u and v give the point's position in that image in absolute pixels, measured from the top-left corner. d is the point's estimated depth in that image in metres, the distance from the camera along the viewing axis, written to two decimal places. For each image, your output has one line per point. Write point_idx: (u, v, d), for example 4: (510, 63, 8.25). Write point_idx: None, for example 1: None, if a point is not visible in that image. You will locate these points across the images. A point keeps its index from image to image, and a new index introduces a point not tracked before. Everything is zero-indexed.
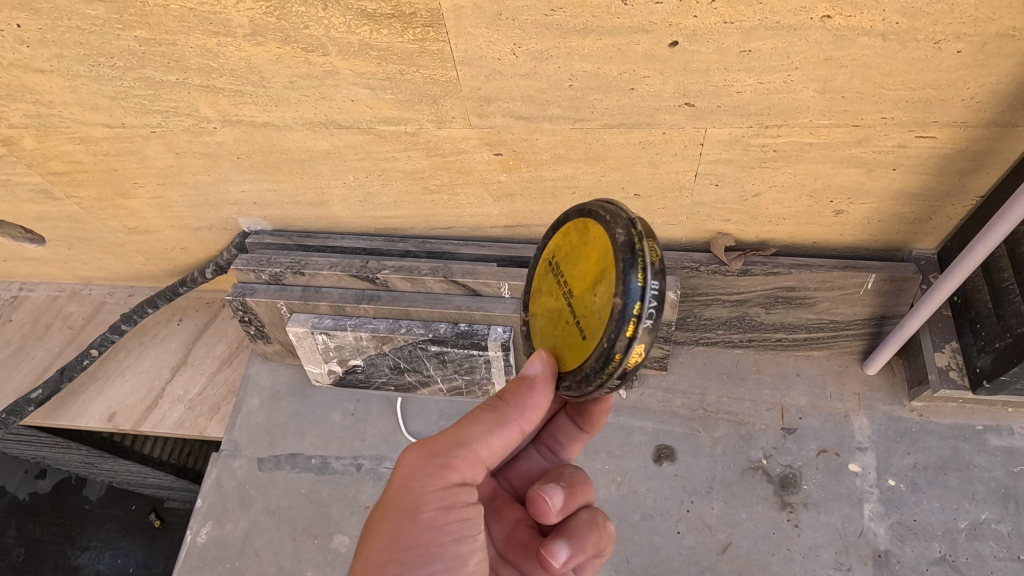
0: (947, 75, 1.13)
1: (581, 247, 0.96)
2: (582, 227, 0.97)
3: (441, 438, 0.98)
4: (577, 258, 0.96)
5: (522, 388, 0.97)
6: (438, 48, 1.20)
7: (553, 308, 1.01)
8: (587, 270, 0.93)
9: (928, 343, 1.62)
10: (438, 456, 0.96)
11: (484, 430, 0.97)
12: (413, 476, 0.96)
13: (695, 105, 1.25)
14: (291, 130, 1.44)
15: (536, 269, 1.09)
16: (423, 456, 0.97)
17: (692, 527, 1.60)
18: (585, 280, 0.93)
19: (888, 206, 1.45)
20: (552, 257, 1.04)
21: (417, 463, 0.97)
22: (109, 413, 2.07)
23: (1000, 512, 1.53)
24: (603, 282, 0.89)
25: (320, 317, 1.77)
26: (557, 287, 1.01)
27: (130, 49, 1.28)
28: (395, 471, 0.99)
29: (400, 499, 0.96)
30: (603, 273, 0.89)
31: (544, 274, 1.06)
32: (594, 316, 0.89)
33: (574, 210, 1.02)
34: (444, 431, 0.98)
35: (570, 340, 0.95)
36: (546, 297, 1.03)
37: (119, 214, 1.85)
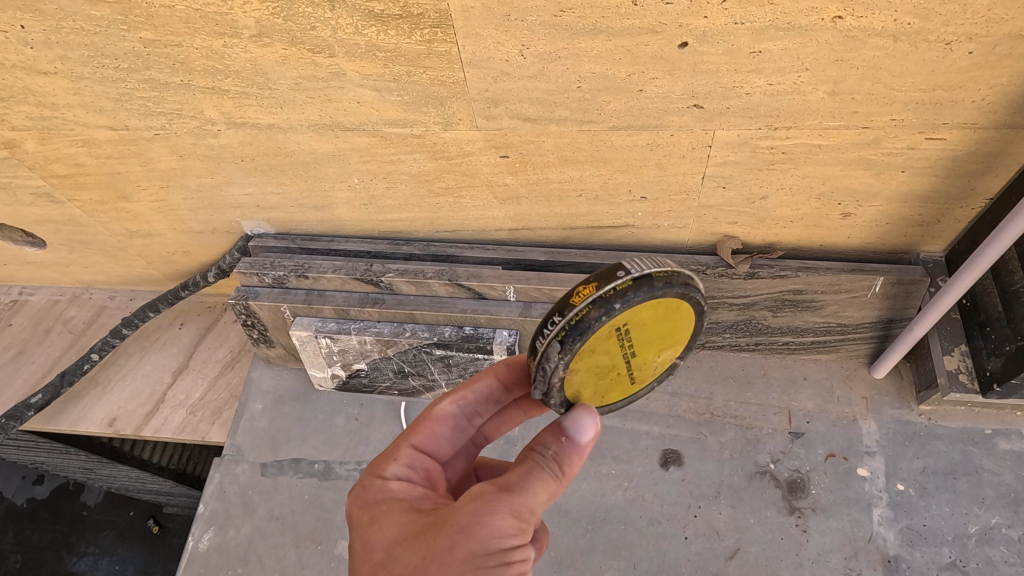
0: (958, 76, 1.12)
1: (663, 326, 0.96)
2: (671, 306, 0.94)
3: (523, 497, 0.89)
4: (656, 330, 0.96)
5: (576, 455, 0.94)
6: (446, 50, 1.19)
7: (603, 367, 0.96)
8: (662, 341, 0.99)
9: (937, 346, 1.61)
10: (523, 519, 0.88)
11: (553, 496, 0.92)
12: (500, 533, 0.86)
13: (703, 107, 1.24)
14: (296, 132, 1.43)
15: (594, 335, 0.89)
16: (509, 516, 0.87)
17: (699, 532, 1.58)
18: (655, 349, 0.99)
19: (896, 208, 1.44)
20: (623, 325, 0.91)
21: (507, 522, 0.87)
22: (110, 418, 2.05)
23: (1010, 517, 1.52)
24: (672, 350, 1.03)
25: (324, 320, 1.76)
26: (619, 350, 0.95)
27: (135, 50, 1.27)
28: (478, 518, 0.86)
29: (490, 551, 0.85)
30: (671, 346, 1.02)
31: (602, 341, 0.91)
32: (650, 372, 1.03)
33: (659, 282, 0.90)
34: (519, 490, 0.89)
35: (615, 386, 1.02)
36: (602, 358, 0.94)
37: (122, 217, 1.83)
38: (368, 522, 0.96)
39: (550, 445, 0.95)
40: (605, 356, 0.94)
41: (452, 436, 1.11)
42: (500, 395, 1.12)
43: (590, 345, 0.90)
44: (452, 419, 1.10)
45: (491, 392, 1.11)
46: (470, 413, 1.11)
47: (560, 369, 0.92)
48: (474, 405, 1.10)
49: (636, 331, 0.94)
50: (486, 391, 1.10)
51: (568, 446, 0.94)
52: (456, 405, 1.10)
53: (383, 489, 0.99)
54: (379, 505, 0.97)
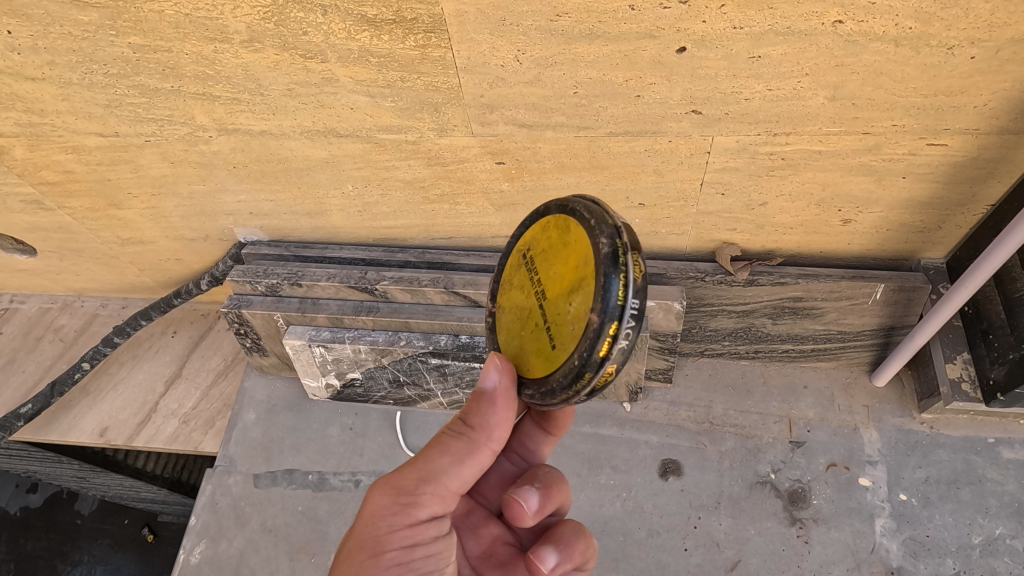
0: (960, 81, 1.11)
1: (556, 249, 0.89)
2: (563, 227, 0.90)
3: (405, 473, 0.93)
4: (554, 260, 0.90)
5: (483, 407, 0.92)
6: (440, 55, 1.17)
7: (520, 310, 0.94)
8: (564, 276, 0.87)
9: (939, 354, 1.59)
10: (404, 494, 0.91)
11: (449, 459, 0.92)
12: (378, 517, 0.91)
13: (702, 112, 1.23)
14: (289, 138, 1.41)
15: (506, 262, 1.01)
16: (386, 495, 0.92)
17: (699, 544, 1.56)
18: (560, 285, 0.87)
19: (897, 214, 1.43)
20: (527, 252, 0.96)
21: (383, 501, 0.92)
22: (100, 428, 2.02)
23: (1014, 527, 1.50)
24: (581, 291, 0.83)
25: (318, 329, 1.73)
26: (528, 285, 0.93)
27: (124, 56, 1.25)
28: (361, 509, 0.94)
29: (367, 539, 0.91)
30: (580, 282, 0.83)
31: (514, 269, 0.98)
32: (567, 326, 0.84)
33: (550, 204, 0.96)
34: (405, 466, 0.94)
35: (536, 345, 0.89)
36: (518, 294, 0.95)
37: (113, 225, 1.81)
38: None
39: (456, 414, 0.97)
40: (518, 291, 0.95)
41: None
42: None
43: (507, 275, 1.00)
44: None
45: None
46: None
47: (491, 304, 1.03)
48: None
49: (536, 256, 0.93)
50: None
51: (471, 403, 0.94)
52: None
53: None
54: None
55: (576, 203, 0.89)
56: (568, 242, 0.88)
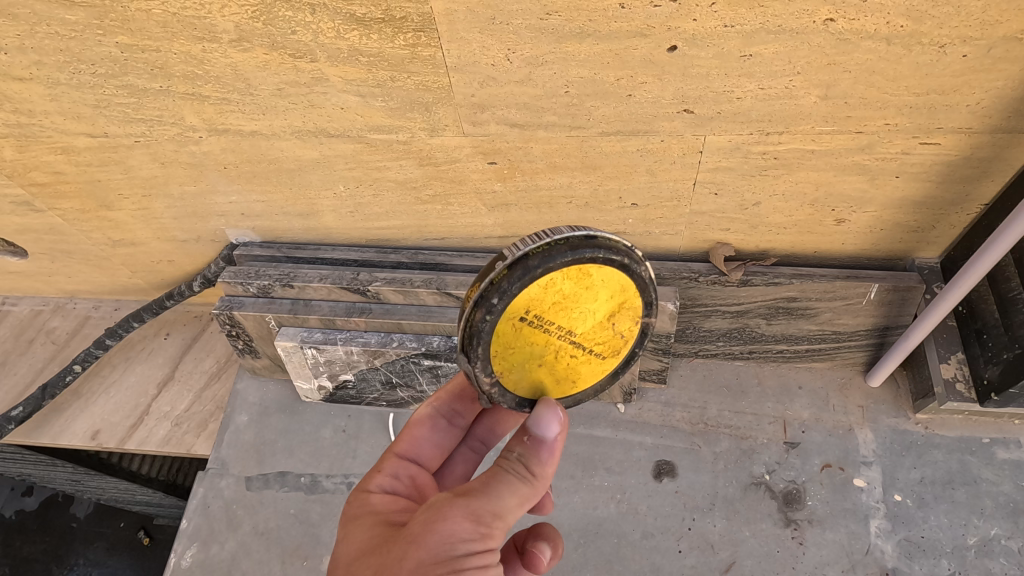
0: (953, 80, 1.10)
1: (581, 296, 0.89)
2: (579, 276, 0.87)
3: (480, 501, 0.86)
4: (580, 304, 0.90)
5: (544, 454, 0.92)
6: (430, 54, 1.17)
7: (544, 357, 0.93)
8: (603, 310, 0.92)
9: (933, 354, 1.59)
10: (483, 524, 0.85)
11: (519, 500, 0.89)
12: (454, 540, 0.83)
13: (694, 112, 1.22)
14: (280, 139, 1.40)
15: (496, 333, 0.88)
16: (465, 520, 0.84)
17: (694, 545, 1.55)
18: (597, 319, 0.92)
19: (891, 214, 1.42)
20: (528, 313, 0.88)
21: (461, 526, 0.84)
22: (92, 431, 2.01)
23: (1009, 528, 1.49)
24: (626, 312, 0.95)
25: (310, 330, 1.72)
26: (546, 336, 0.91)
27: (112, 56, 1.24)
28: (430, 526, 0.84)
29: (441, 559, 0.82)
30: (623, 306, 0.94)
31: (511, 333, 0.89)
32: (618, 339, 0.97)
33: (541, 260, 0.84)
34: (481, 494, 0.87)
35: (580, 367, 0.97)
36: (532, 347, 0.92)
37: (104, 226, 1.80)
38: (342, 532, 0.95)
39: (513, 449, 0.92)
40: (533, 346, 0.92)
41: (432, 438, 1.09)
42: (475, 391, 1.11)
43: (501, 343, 0.90)
44: (429, 419, 1.09)
45: (465, 388, 1.10)
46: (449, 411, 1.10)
47: (486, 376, 0.92)
48: (448, 403, 1.10)
49: (547, 311, 0.88)
50: (460, 388, 1.09)
51: (534, 445, 0.92)
52: (431, 405, 1.10)
53: (360, 500, 0.97)
54: (352, 518, 0.95)
55: (587, 250, 0.85)
56: (590, 287, 0.89)
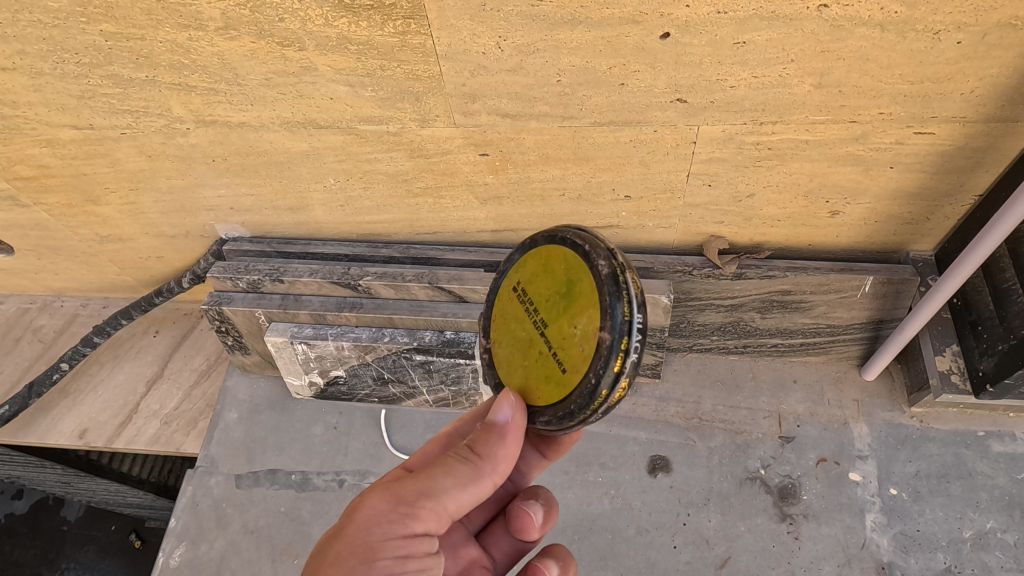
0: (947, 67, 1.09)
1: (554, 277, 0.95)
2: (555, 256, 0.96)
3: (409, 482, 0.91)
4: (551, 288, 0.95)
5: (492, 437, 0.95)
6: (420, 42, 1.15)
7: (520, 341, 0.98)
8: (565, 303, 0.92)
9: (928, 347, 1.58)
10: (405, 502, 0.89)
11: (455, 480, 0.91)
12: (373, 521, 0.88)
13: (687, 101, 1.21)
14: (269, 130, 1.38)
15: (497, 297, 1.06)
16: (388, 501, 0.90)
17: (689, 541, 1.54)
18: (562, 312, 0.92)
19: (885, 206, 1.41)
20: (519, 286, 1.01)
21: (381, 505, 0.89)
22: (80, 430, 1.98)
23: (1005, 521, 1.49)
24: (585, 314, 0.89)
25: (300, 326, 1.70)
26: (524, 316, 0.98)
27: (96, 45, 1.22)
28: (353, 514, 0.90)
29: (358, 546, 0.87)
30: (584, 306, 0.89)
31: (507, 304, 1.03)
32: (575, 348, 0.89)
33: (536, 237, 1.02)
34: (409, 477, 0.92)
35: (544, 369, 0.93)
36: (514, 325, 1.00)
37: (91, 222, 1.77)
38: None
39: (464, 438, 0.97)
40: (515, 324, 1.00)
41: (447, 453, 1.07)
42: None
43: (499, 312, 1.05)
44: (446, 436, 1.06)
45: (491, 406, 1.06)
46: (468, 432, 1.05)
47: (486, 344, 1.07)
48: (470, 423, 1.06)
49: (530, 284, 0.99)
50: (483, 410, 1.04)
51: (478, 430, 0.96)
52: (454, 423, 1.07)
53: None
54: None
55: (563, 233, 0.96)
56: (561, 271, 0.94)
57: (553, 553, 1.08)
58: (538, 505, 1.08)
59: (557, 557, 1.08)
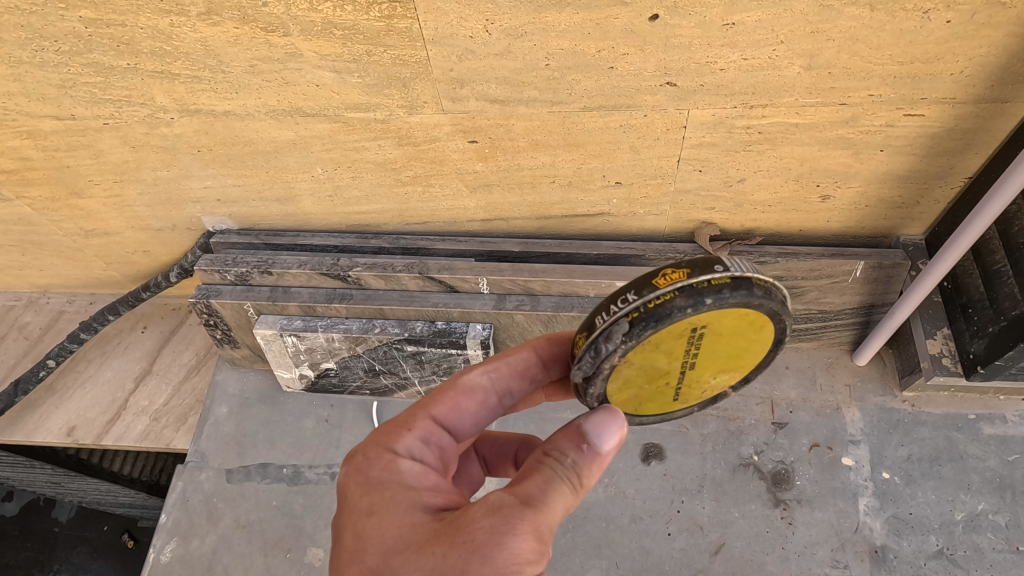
0: (936, 47, 1.09)
1: (735, 341, 0.89)
2: (756, 325, 0.87)
3: (547, 513, 0.78)
4: (726, 348, 0.89)
5: (598, 464, 0.84)
6: (407, 26, 1.14)
7: (656, 369, 0.90)
8: (726, 363, 0.92)
9: (919, 330, 1.59)
10: (546, 542, 0.77)
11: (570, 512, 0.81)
12: (517, 560, 0.74)
13: (676, 84, 1.20)
14: (254, 119, 1.36)
15: (667, 329, 0.81)
16: (532, 536, 0.75)
17: (683, 528, 1.53)
18: (719, 368, 0.92)
19: (875, 189, 1.41)
20: (702, 330, 0.84)
21: (527, 544, 0.75)
22: (68, 428, 1.95)
23: (996, 502, 1.49)
24: (731, 375, 0.96)
25: (290, 318, 1.68)
26: (681, 356, 0.87)
27: (76, 31, 1.20)
28: (490, 540, 0.74)
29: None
30: (735, 369, 0.95)
31: (673, 338, 0.83)
32: (698, 392, 0.97)
33: (762, 295, 0.82)
34: (544, 506, 0.78)
35: (658, 394, 0.95)
36: (663, 357, 0.87)
37: (75, 215, 1.75)
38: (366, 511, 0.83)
39: (566, 451, 0.84)
40: (666, 358, 0.87)
41: (477, 413, 0.99)
42: (536, 370, 1.03)
43: (660, 338, 0.83)
44: (479, 391, 1.00)
45: (526, 366, 1.02)
46: (500, 387, 1.01)
47: (617, 356, 0.84)
48: (506, 380, 1.01)
49: (709, 338, 0.86)
50: (521, 364, 1.02)
51: (589, 452, 0.83)
52: (486, 376, 1.01)
53: (391, 468, 0.86)
54: (383, 490, 0.83)
55: (784, 314, 0.86)
56: (747, 338, 0.89)
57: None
58: None
59: None
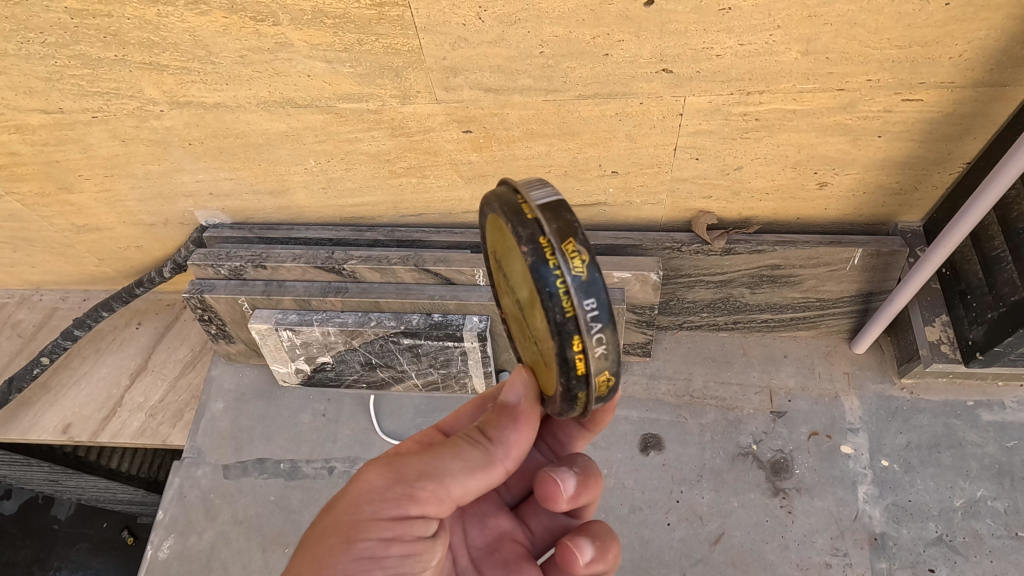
0: (935, 30, 1.08)
1: (505, 256, 0.83)
2: (498, 226, 0.82)
3: (411, 463, 0.90)
4: (508, 268, 0.83)
5: (504, 421, 0.90)
6: (398, 14, 1.12)
7: (513, 319, 0.91)
8: (519, 289, 0.80)
9: (918, 317, 1.58)
10: (403, 484, 0.88)
11: (462, 464, 0.89)
12: (364, 499, 0.88)
13: (673, 71, 1.19)
14: (246, 111, 1.35)
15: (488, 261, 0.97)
16: (387, 477, 0.89)
17: (682, 518, 1.53)
18: (521, 297, 0.81)
19: (873, 176, 1.40)
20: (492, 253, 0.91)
21: (379, 483, 0.89)
22: (63, 425, 1.94)
23: (995, 489, 1.49)
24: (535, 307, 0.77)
25: (285, 312, 1.67)
26: (505, 291, 0.89)
27: (62, 22, 1.18)
28: (348, 487, 0.91)
29: (343, 523, 0.87)
30: (530, 297, 0.77)
31: (494, 270, 0.94)
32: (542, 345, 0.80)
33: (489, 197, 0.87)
34: (413, 456, 0.91)
35: (536, 359, 0.87)
36: (505, 298, 0.92)
37: (66, 211, 1.73)
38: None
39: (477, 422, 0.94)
40: (505, 298, 0.92)
41: (473, 417, 1.07)
42: None
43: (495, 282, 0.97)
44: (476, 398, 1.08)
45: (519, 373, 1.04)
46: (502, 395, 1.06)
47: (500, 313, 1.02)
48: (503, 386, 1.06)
49: (500, 262, 0.88)
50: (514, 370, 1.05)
51: (498, 412, 0.91)
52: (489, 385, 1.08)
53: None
54: None
55: (493, 206, 0.82)
56: (505, 245, 0.81)
57: (594, 534, 1.03)
58: (564, 476, 1.01)
59: (592, 536, 1.03)
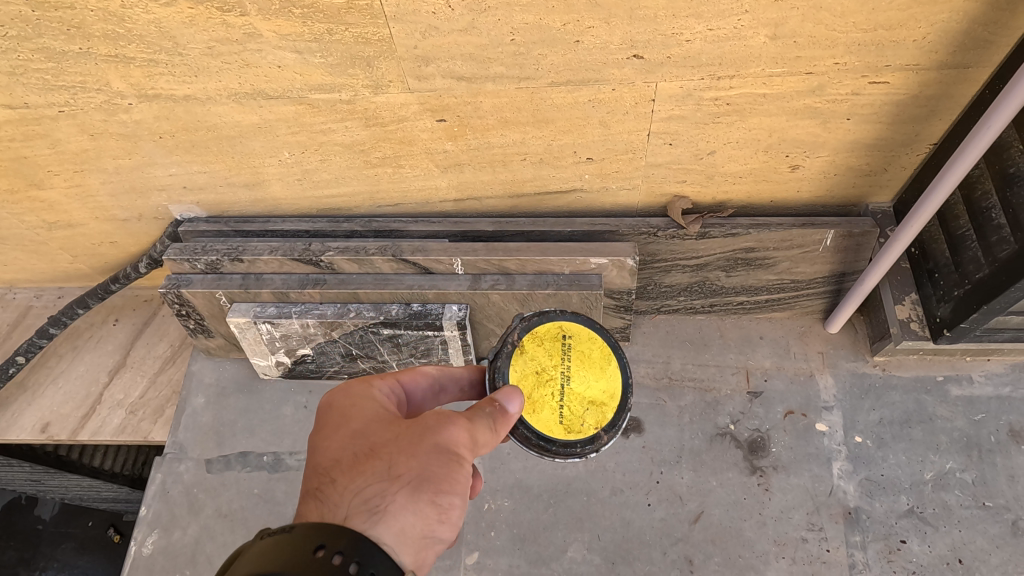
0: (899, 14, 1.09)
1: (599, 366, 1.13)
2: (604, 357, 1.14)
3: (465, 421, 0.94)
4: (590, 370, 1.12)
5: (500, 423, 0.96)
6: (367, 3, 1.11)
7: (542, 372, 1.11)
8: (594, 390, 1.10)
9: (888, 296, 1.62)
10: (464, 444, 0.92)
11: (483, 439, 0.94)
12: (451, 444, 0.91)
13: (643, 57, 1.19)
14: (216, 103, 1.33)
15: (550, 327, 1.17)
16: (461, 435, 0.92)
17: (662, 498, 1.56)
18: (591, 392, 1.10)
19: (843, 158, 1.42)
20: (568, 337, 1.15)
21: (457, 436, 0.92)
22: (41, 425, 1.92)
23: (963, 461, 1.54)
24: (602, 410, 1.09)
25: (263, 305, 1.66)
26: (558, 360, 1.13)
27: (22, 15, 1.15)
28: (438, 428, 0.92)
29: (441, 454, 0.90)
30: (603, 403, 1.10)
31: (551, 338, 1.15)
32: (575, 417, 1.08)
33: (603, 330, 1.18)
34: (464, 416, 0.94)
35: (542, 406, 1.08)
36: (546, 355, 1.13)
37: (36, 208, 1.70)
38: (324, 407, 1.01)
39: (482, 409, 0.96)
40: (546, 358, 1.13)
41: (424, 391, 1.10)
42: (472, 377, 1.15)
43: (545, 336, 1.15)
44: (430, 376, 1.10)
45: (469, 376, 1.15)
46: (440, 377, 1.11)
47: (514, 338, 1.15)
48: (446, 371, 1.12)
49: (572, 349, 1.14)
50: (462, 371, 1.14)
51: (497, 407, 0.97)
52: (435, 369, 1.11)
53: (363, 391, 1.01)
54: (353, 396, 1.00)
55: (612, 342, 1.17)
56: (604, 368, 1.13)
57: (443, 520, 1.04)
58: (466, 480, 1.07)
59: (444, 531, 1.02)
